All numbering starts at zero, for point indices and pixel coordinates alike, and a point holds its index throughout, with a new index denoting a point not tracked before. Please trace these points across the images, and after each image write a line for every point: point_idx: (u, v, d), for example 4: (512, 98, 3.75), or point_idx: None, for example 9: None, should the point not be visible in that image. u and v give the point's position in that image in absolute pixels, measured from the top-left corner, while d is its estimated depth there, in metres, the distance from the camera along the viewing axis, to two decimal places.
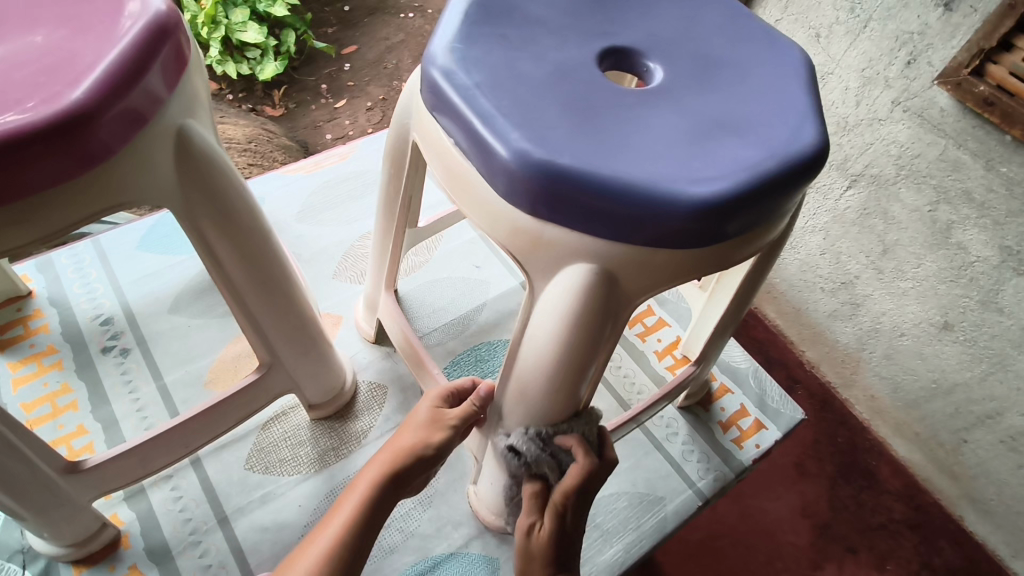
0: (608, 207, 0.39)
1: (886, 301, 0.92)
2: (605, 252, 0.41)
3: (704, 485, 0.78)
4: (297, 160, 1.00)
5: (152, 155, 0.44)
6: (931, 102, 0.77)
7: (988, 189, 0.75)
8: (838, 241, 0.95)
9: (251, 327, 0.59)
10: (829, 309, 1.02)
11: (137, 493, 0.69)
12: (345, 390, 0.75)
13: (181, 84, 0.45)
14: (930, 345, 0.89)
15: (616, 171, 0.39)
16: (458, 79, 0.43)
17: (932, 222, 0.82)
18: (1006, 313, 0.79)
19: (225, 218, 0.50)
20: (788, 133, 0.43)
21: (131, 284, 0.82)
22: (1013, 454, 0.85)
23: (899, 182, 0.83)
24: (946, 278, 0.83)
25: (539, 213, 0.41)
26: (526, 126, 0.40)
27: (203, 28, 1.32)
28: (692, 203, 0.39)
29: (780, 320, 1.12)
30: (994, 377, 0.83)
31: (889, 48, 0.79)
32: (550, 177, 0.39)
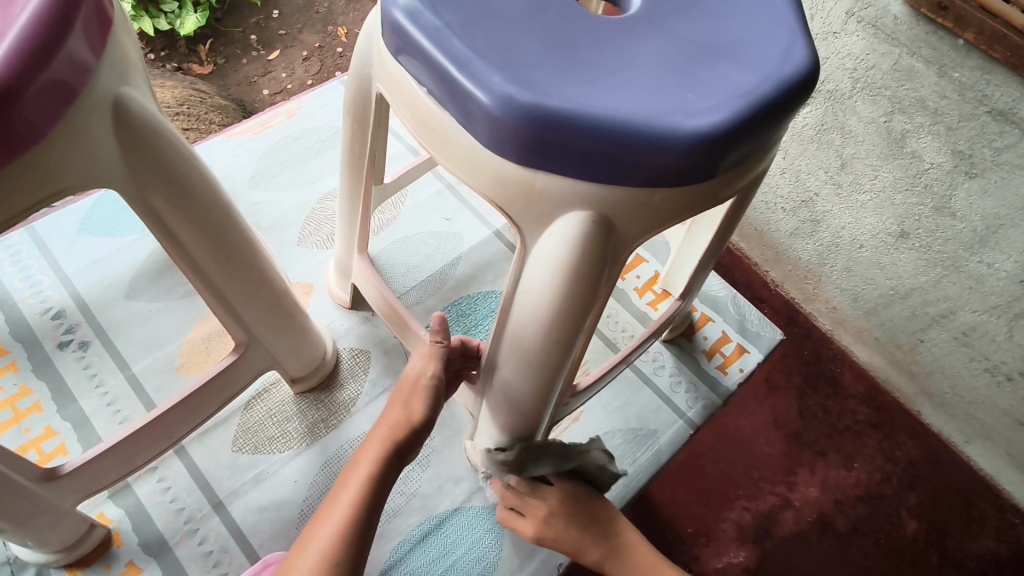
0: (602, 150, 0.37)
1: (845, 215, 0.94)
2: (600, 198, 0.40)
3: (694, 414, 0.80)
4: (240, 123, 0.92)
5: (88, 133, 0.39)
6: (885, 11, 0.76)
7: (940, 96, 0.75)
8: (797, 159, 0.96)
9: (224, 309, 0.56)
10: (791, 228, 1.03)
11: (123, 489, 0.66)
12: (327, 360, 0.73)
13: (108, 47, 0.40)
14: (888, 254, 0.92)
15: (608, 109, 0.36)
16: (426, 19, 0.39)
17: (887, 132, 0.83)
18: (958, 217, 0.81)
19: (181, 195, 0.45)
20: (779, 56, 0.41)
21: (78, 273, 0.76)
22: (965, 348, 0.90)
23: (855, 96, 0.84)
24: (901, 187, 0.85)
25: (530, 162, 0.38)
26: (507, 68, 0.37)
27: None
28: (690, 138, 0.37)
29: (744, 242, 1.14)
30: (947, 279, 0.86)
31: None
32: (539, 121, 0.36)
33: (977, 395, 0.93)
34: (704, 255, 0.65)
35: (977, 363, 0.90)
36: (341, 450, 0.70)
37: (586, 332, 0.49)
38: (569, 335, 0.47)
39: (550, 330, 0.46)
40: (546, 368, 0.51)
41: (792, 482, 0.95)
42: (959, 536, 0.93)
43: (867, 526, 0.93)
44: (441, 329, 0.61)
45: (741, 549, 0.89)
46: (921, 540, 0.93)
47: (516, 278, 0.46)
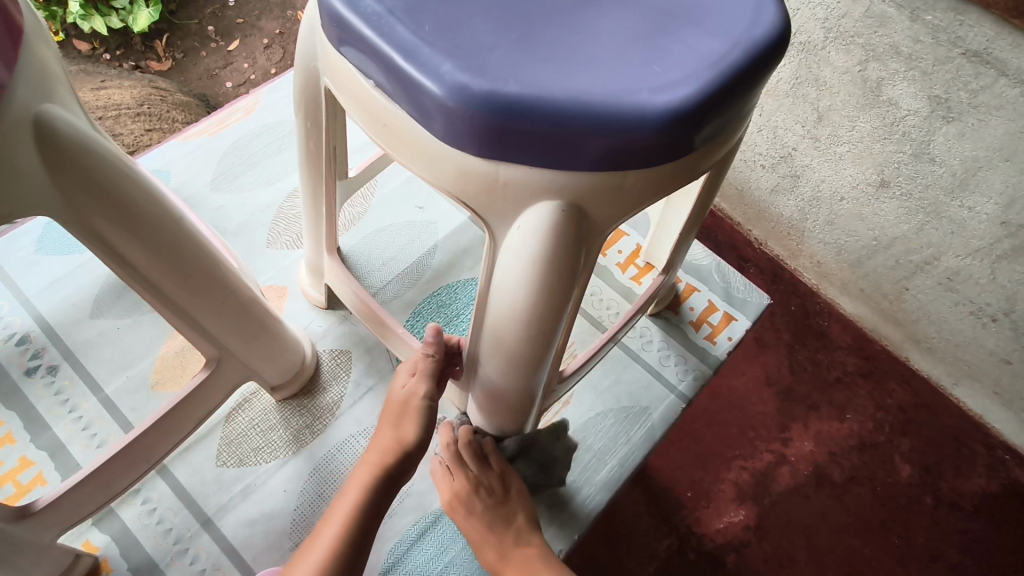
0: (565, 134, 0.34)
1: (824, 168, 0.94)
2: (569, 184, 0.37)
3: (685, 387, 0.79)
4: (197, 122, 0.89)
5: (11, 158, 0.36)
6: None
7: (914, 40, 0.76)
8: (772, 116, 0.96)
9: (188, 325, 0.54)
10: (771, 185, 1.03)
11: (107, 515, 0.64)
12: (306, 364, 0.71)
13: (24, 61, 0.36)
14: (869, 206, 0.92)
15: (569, 89, 0.34)
16: (366, 7, 0.36)
17: (863, 80, 0.83)
18: (937, 161, 0.81)
19: (123, 214, 0.43)
20: (748, 17, 0.39)
21: (40, 295, 0.73)
22: (951, 293, 0.91)
23: (828, 46, 0.84)
24: (880, 136, 0.85)
25: (490, 154, 0.36)
26: (457, 54, 0.34)
27: None
28: (660, 114, 0.34)
29: (726, 203, 1.13)
30: (930, 225, 0.87)
31: None
32: (497, 110, 0.34)
33: (963, 337, 0.94)
34: (687, 224, 0.63)
35: (962, 307, 0.91)
36: (329, 455, 0.69)
37: (567, 319, 0.47)
38: (548, 326, 0.45)
39: (530, 323, 0.45)
40: (529, 362, 0.49)
41: (787, 438, 0.96)
42: (952, 476, 0.95)
43: (862, 474, 0.94)
44: (437, 342, 0.59)
45: (740, 508, 0.90)
46: (916, 484, 0.94)
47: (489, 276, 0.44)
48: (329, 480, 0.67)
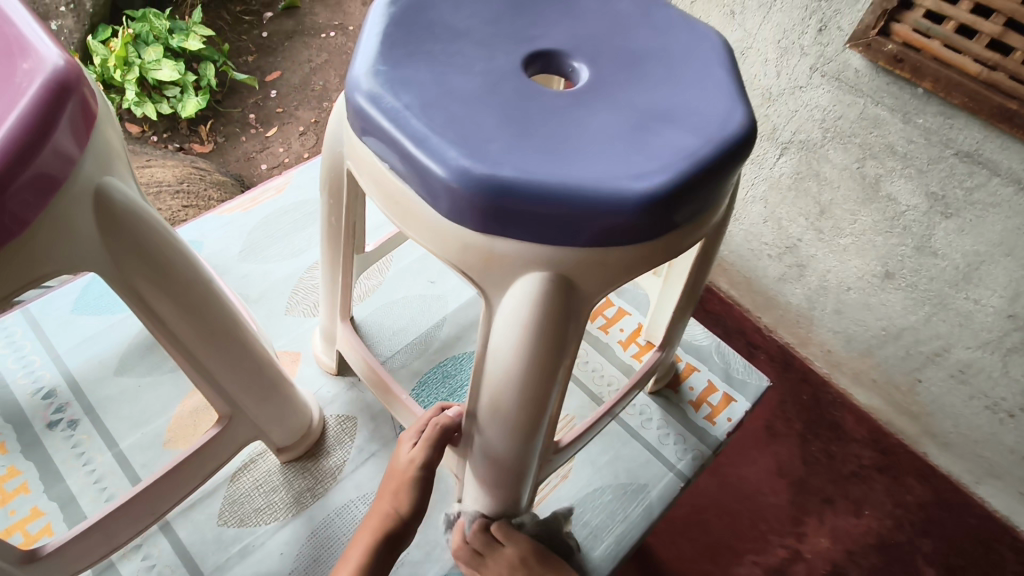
0: (554, 213, 0.39)
1: (830, 259, 0.99)
2: (557, 257, 0.41)
3: (684, 466, 0.79)
4: (232, 199, 0.96)
5: (71, 221, 0.41)
6: (846, 65, 0.83)
7: (909, 141, 0.82)
8: (777, 208, 1.01)
9: (207, 382, 0.57)
10: (778, 274, 1.08)
11: (106, 570, 0.65)
12: (313, 428, 0.74)
13: (93, 140, 0.42)
14: (876, 295, 0.96)
15: (558, 174, 0.38)
16: (385, 101, 0.41)
17: (862, 177, 0.88)
18: (940, 255, 0.85)
19: (161, 274, 0.48)
20: (719, 118, 0.44)
21: (70, 353, 0.78)
22: (964, 385, 0.93)
23: (827, 145, 0.90)
24: (881, 230, 0.90)
25: (487, 229, 0.40)
26: (461, 142, 0.39)
27: (116, 71, 1.27)
28: (637, 198, 0.39)
29: (733, 288, 1.19)
30: (937, 317, 0.90)
31: (800, 18, 0.85)
32: (494, 190, 0.38)
33: (982, 433, 0.95)
34: (681, 299, 0.66)
35: (977, 401, 0.92)
36: (328, 518, 0.70)
37: (560, 384, 0.49)
38: (542, 391, 0.48)
39: (524, 387, 0.47)
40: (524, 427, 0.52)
41: (802, 533, 0.97)
42: None
43: None
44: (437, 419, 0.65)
45: None
46: None
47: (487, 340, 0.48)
48: (325, 545, 0.68)
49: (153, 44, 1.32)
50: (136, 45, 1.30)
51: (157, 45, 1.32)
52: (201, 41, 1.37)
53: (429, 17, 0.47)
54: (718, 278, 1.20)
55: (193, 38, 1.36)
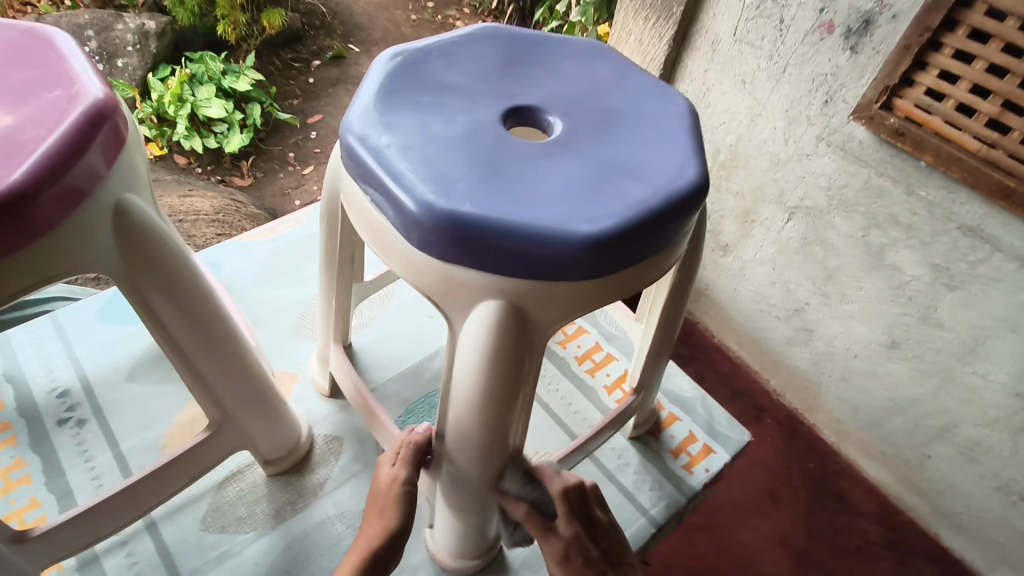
0: (506, 247, 0.43)
1: (835, 325, 1.05)
2: (510, 288, 0.45)
3: (657, 512, 0.79)
4: (255, 228, 1.03)
5: (94, 228, 0.47)
6: (850, 136, 0.91)
7: (912, 212, 0.88)
8: (784, 270, 1.09)
9: (201, 388, 0.62)
10: (786, 336, 1.15)
11: (90, 563, 0.68)
12: (300, 444, 0.77)
13: (121, 161, 0.48)
14: (882, 364, 1.02)
15: (511, 214, 0.43)
16: (370, 142, 0.47)
17: (867, 245, 0.95)
18: (945, 327, 0.91)
19: (168, 282, 0.52)
20: (673, 172, 0.48)
21: (87, 357, 0.84)
22: (972, 464, 0.97)
23: (832, 212, 0.97)
24: (887, 297, 0.96)
25: (448, 258, 0.45)
26: (430, 180, 0.44)
27: (170, 106, 1.41)
28: (582, 239, 0.43)
29: (743, 350, 1.25)
30: (945, 391, 0.95)
31: (808, 90, 0.93)
32: (452, 224, 0.43)
33: (993, 515, 0.99)
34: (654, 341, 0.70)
35: (987, 481, 0.96)
36: (304, 533, 0.73)
37: (519, 410, 0.53)
38: (499, 414, 0.51)
39: (481, 411, 0.51)
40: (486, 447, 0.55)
41: None
42: None
43: None
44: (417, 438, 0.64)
45: None
46: None
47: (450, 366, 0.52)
48: (298, 559, 0.71)
49: (206, 85, 1.47)
50: (191, 85, 1.45)
51: (209, 85, 1.47)
52: (250, 84, 1.51)
53: (424, 73, 0.53)
54: (730, 339, 1.26)
55: (243, 81, 1.50)
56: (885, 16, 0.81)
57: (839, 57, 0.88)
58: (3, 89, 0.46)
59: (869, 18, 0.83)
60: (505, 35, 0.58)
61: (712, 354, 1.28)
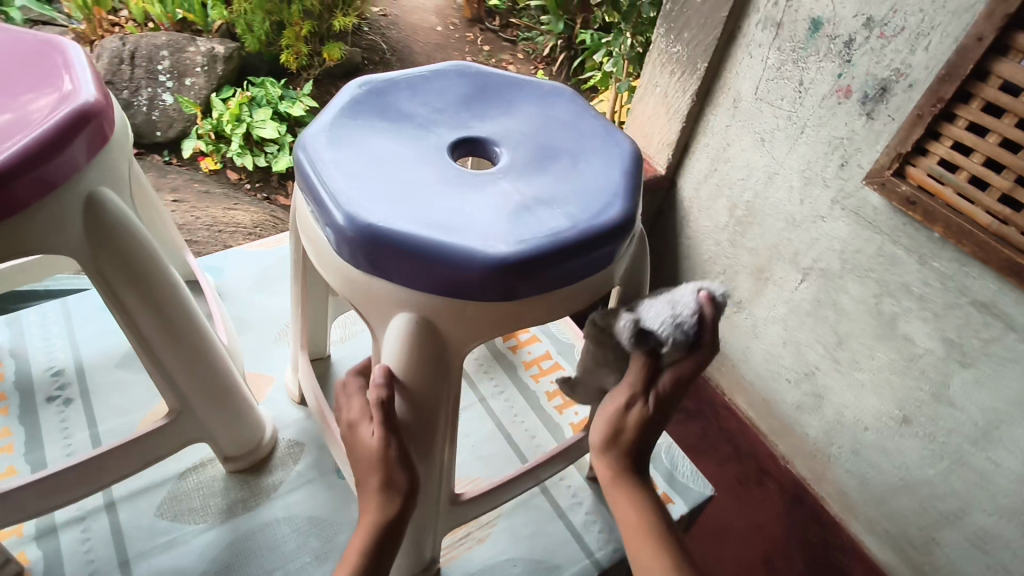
0: (414, 261, 0.45)
1: (846, 394, 1.01)
2: (420, 303, 0.47)
3: (603, 555, 0.78)
4: (262, 239, 1.10)
5: (67, 214, 0.52)
6: (864, 201, 0.89)
7: (924, 283, 0.85)
8: (796, 331, 1.06)
9: (159, 375, 0.65)
10: (796, 401, 1.11)
11: (48, 533, 0.73)
12: (262, 444, 0.80)
13: (101, 156, 0.54)
14: (893, 439, 0.97)
15: (421, 228, 0.45)
16: (312, 154, 0.50)
17: (879, 313, 0.92)
18: (957, 406, 0.87)
19: (131, 270, 0.57)
20: (596, 208, 0.49)
21: (87, 342, 0.90)
22: (980, 553, 0.91)
23: (845, 277, 0.95)
24: (898, 369, 0.93)
25: (365, 267, 0.47)
26: (356, 192, 0.47)
27: (229, 125, 1.65)
28: (487, 260, 0.44)
29: (751, 411, 1.22)
30: (955, 473, 0.90)
31: (824, 153, 0.92)
32: (365, 233, 0.45)
33: None
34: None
35: None
36: (250, 531, 0.75)
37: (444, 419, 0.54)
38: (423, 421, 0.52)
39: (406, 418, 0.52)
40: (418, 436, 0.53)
41: None
42: None
43: None
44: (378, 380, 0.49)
45: None
46: None
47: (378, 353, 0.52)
48: (239, 555, 0.73)
49: (264, 108, 1.68)
50: (251, 108, 1.67)
51: (266, 109, 1.68)
52: (304, 110, 1.70)
53: (384, 100, 0.57)
54: (739, 398, 1.24)
55: (296, 107, 1.69)
56: (901, 84, 0.80)
57: (854, 122, 0.87)
58: (11, 84, 0.53)
59: (886, 85, 0.82)
60: (472, 73, 0.62)
61: (720, 411, 1.25)
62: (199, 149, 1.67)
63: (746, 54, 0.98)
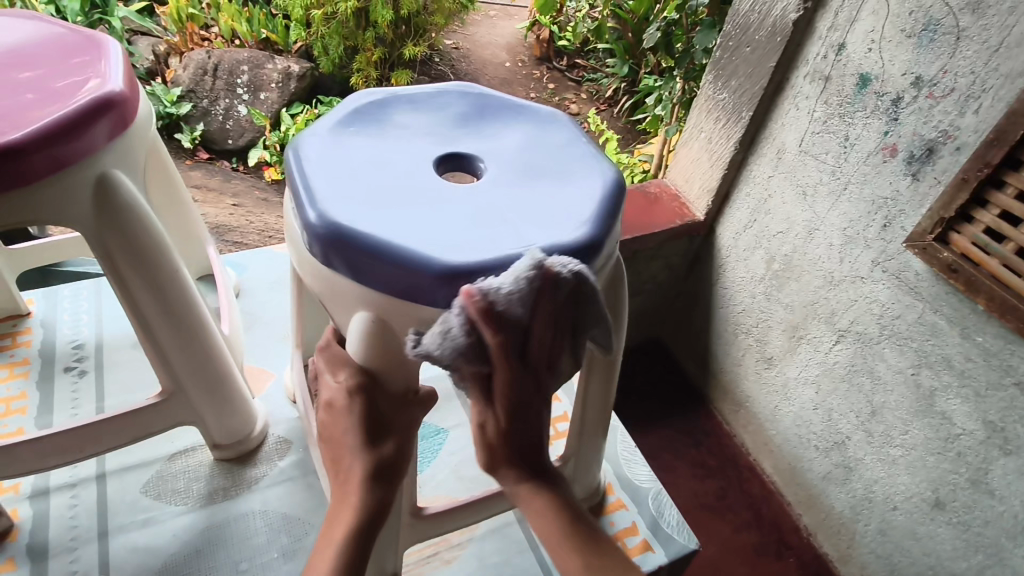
0: (371, 261, 0.46)
1: (878, 468, 0.88)
2: (379, 304, 0.48)
3: None
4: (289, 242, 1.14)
5: (80, 188, 0.56)
6: (907, 265, 0.77)
7: (966, 357, 0.73)
8: (828, 397, 0.93)
9: (154, 353, 0.69)
10: (824, 471, 0.98)
11: (41, 495, 0.76)
12: (250, 437, 0.82)
13: (120, 140, 0.59)
14: (925, 524, 0.83)
15: (386, 232, 0.46)
16: (300, 154, 0.53)
17: (916, 385, 0.80)
18: (996, 496, 0.73)
19: (134, 248, 0.60)
20: (562, 231, 0.49)
21: (111, 321, 0.95)
22: None
23: (883, 342, 0.83)
24: (934, 449, 0.80)
25: (329, 264, 0.48)
26: (329, 191, 0.49)
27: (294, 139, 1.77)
28: (439, 266, 0.45)
29: (778, 476, 1.09)
30: (992, 570, 0.76)
31: (867, 211, 0.80)
32: (331, 231, 0.46)
33: None
34: (589, 401, 0.70)
35: None
36: (225, 519, 0.76)
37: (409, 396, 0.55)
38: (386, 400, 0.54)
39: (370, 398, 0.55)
40: (376, 424, 0.53)
41: None
42: None
43: None
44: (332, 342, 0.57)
45: None
46: None
47: (338, 355, 0.55)
48: (210, 542, 0.74)
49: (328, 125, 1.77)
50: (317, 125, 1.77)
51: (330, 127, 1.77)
52: None
53: (384, 113, 0.59)
54: (765, 461, 1.11)
55: None
56: (949, 146, 0.70)
57: (899, 183, 0.76)
58: (53, 68, 0.58)
59: (932, 147, 0.71)
60: (476, 95, 0.64)
61: (743, 472, 1.13)
62: (263, 158, 1.79)
63: (792, 106, 0.87)
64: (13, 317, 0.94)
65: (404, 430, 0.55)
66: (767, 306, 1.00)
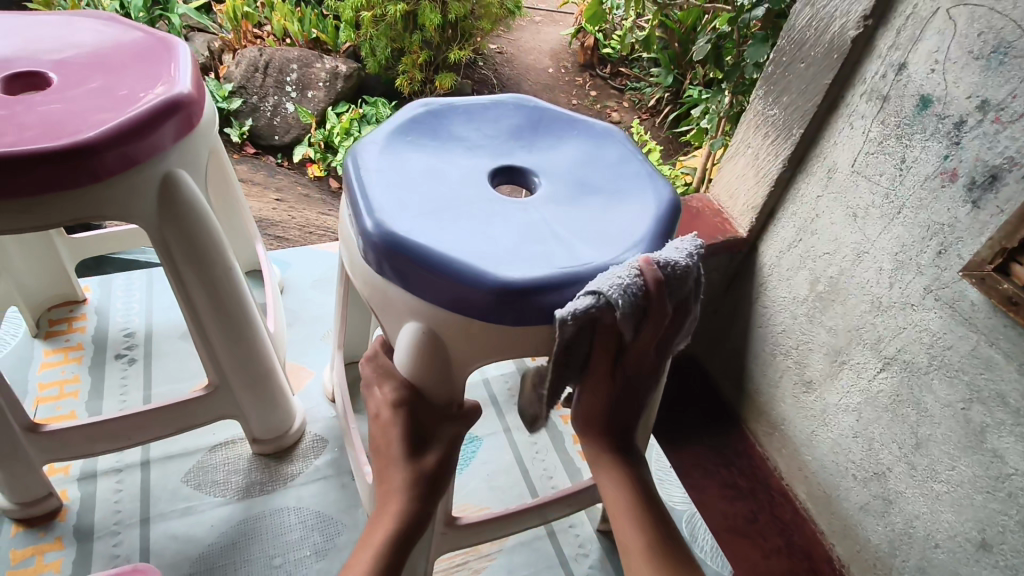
0: (425, 272, 0.46)
1: (920, 503, 0.84)
2: (428, 314, 0.48)
3: None
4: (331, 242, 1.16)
5: (146, 187, 0.58)
6: (962, 295, 0.74)
7: (1022, 395, 0.70)
8: (870, 426, 0.90)
9: (204, 347, 0.70)
10: (862, 501, 0.94)
11: (89, 478, 0.79)
12: (289, 434, 0.83)
13: (185, 142, 0.60)
14: (968, 565, 0.79)
15: (440, 244, 0.46)
16: (358, 161, 0.53)
17: (965, 420, 0.77)
18: None
19: (192, 246, 0.62)
20: (616, 250, 0.49)
21: (161, 311, 0.98)
22: None
23: (932, 373, 0.79)
24: (981, 487, 0.76)
25: (382, 273, 0.49)
26: (385, 200, 0.49)
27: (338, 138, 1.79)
28: (493, 282, 0.45)
29: (811, 503, 1.05)
30: None
31: (921, 237, 0.77)
32: (387, 240, 0.47)
33: None
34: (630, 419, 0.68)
35: None
36: (261, 513, 0.77)
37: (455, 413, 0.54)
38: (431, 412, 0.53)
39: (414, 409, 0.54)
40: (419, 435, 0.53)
41: None
42: None
43: None
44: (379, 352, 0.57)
45: None
46: None
47: (384, 365, 0.55)
48: (246, 534, 0.75)
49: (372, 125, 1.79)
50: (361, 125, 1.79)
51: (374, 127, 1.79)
52: None
53: (439, 123, 0.60)
54: (798, 486, 1.08)
55: None
56: (1014, 173, 0.66)
57: (958, 209, 0.73)
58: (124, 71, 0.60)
59: (996, 173, 0.68)
60: (530, 107, 0.63)
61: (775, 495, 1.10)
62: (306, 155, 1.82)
63: (846, 125, 0.85)
64: (70, 303, 0.97)
65: (450, 445, 0.54)
66: (808, 328, 0.98)
